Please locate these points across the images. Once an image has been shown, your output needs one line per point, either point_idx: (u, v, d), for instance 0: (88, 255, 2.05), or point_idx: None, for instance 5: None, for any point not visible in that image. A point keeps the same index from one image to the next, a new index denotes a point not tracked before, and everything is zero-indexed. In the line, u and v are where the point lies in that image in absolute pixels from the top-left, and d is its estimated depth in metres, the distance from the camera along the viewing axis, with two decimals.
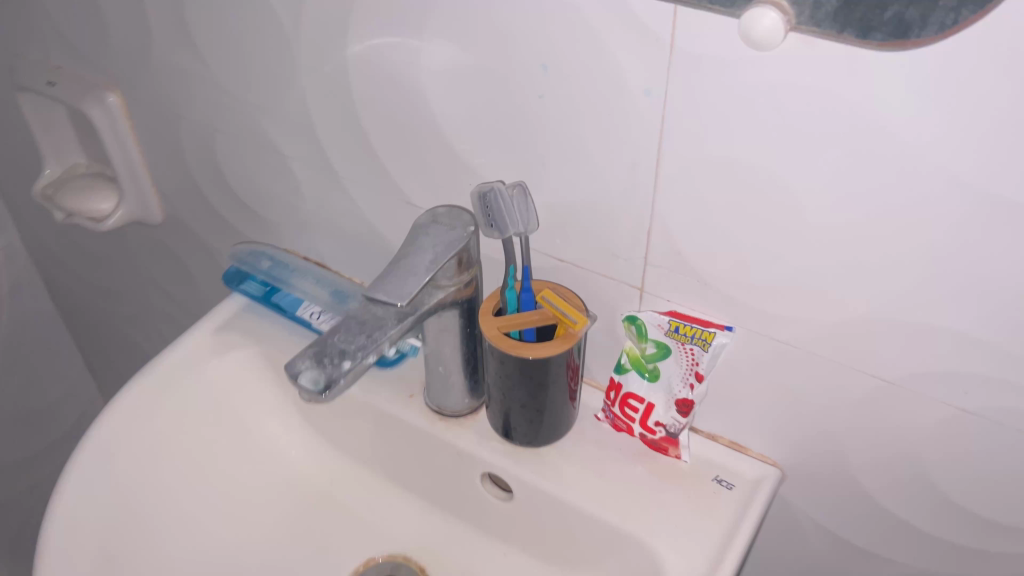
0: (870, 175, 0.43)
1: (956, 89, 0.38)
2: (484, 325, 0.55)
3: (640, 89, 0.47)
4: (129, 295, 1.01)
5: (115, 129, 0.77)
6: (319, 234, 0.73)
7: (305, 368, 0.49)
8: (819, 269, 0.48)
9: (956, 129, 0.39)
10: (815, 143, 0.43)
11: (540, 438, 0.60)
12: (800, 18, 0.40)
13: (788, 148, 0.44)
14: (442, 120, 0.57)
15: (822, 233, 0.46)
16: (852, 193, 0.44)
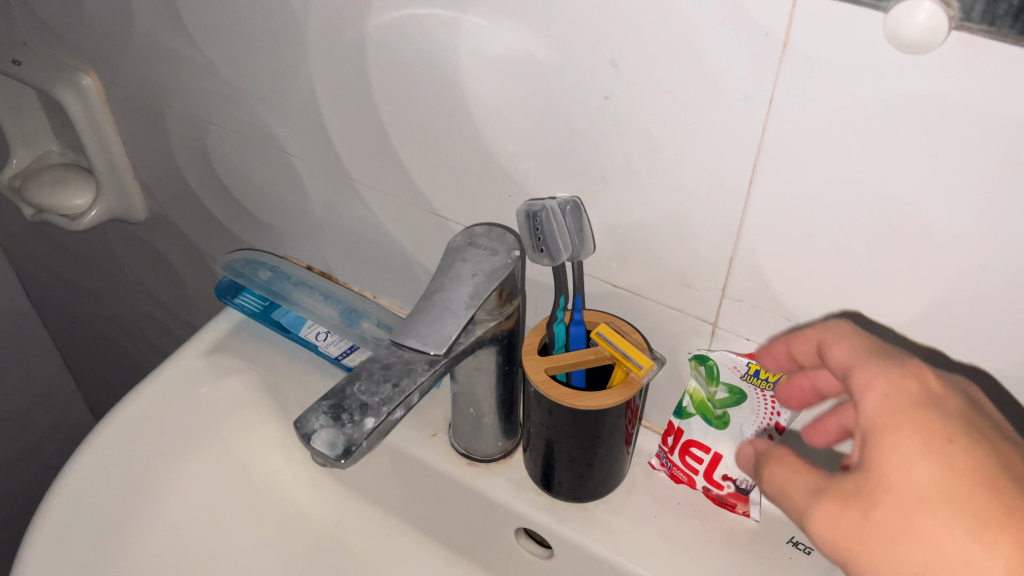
0: None
1: None
2: (528, 365, 0.47)
3: (736, 94, 0.38)
4: (111, 296, 0.91)
5: (92, 117, 0.68)
6: (329, 244, 0.64)
7: (319, 428, 0.41)
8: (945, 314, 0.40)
9: None
10: (966, 168, 0.35)
11: (588, 492, 0.52)
12: (973, 15, 0.31)
13: (927, 171, 0.36)
14: (480, 122, 0.48)
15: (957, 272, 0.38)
16: (1005, 228, 0.36)
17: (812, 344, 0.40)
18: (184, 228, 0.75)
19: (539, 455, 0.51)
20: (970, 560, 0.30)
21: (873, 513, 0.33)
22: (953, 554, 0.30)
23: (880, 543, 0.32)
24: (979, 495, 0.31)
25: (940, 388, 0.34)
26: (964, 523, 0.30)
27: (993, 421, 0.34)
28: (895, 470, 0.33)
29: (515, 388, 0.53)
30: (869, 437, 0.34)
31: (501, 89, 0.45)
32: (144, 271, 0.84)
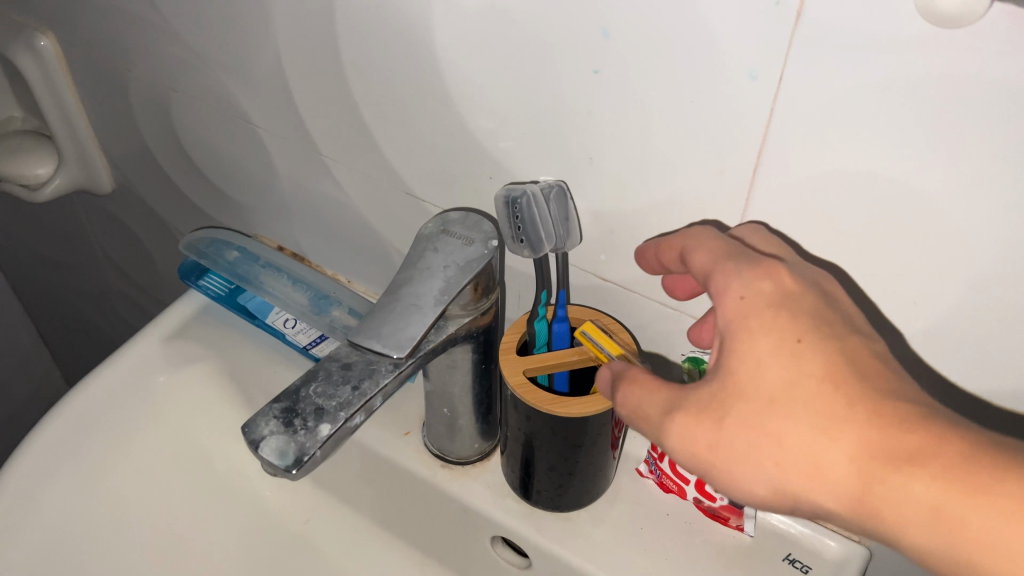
0: None
1: None
2: (506, 366, 0.43)
3: (741, 71, 0.34)
4: (83, 269, 0.87)
5: (51, 81, 0.63)
6: (307, 218, 0.60)
7: (269, 434, 0.37)
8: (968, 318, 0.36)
9: None
10: (987, 155, 0.31)
11: (569, 501, 0.48)
12: None
13: (948, 161, 0.32)
14: (459, 96, 0.43)
15: (982, 275, 0.34)
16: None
17: (676, 252, 0.37)
18: (158, 196, 0.71)
19: (517, 460, 0.47)
20: (823, 458, 0.30)
21: (725, 415, 0.32)
22: (805, 450, 0.31)
23: (732, 443, 0.32)
24: (832, 394, 0.30)
25: (794, 282, 0.33)
26: (812, 419, 0.30)
27: (844, 312, 0.33)
28: (750, 375, 0.32)
29: (494, 386, 0.49)
30: (726, 343, 0.33)
31: (481, 59, 0.41)
32: (114, 244, 0.80)
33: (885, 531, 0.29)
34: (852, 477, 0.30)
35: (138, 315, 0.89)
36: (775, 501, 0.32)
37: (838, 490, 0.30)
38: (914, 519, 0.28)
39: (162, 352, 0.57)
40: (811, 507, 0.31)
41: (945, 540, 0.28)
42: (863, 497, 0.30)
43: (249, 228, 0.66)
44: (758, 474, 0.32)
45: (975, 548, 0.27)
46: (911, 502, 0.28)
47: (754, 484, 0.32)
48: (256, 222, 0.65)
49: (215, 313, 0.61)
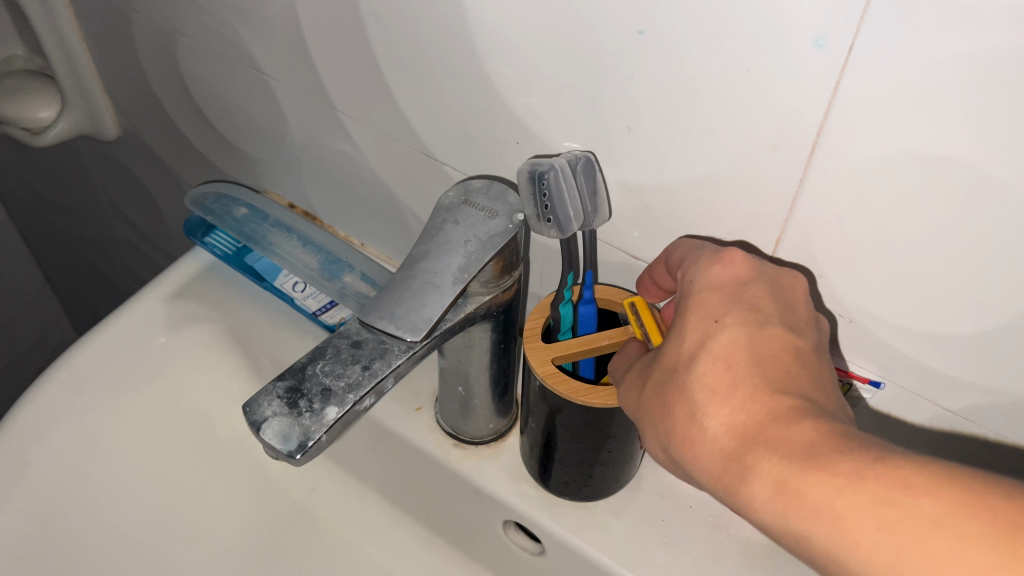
0: None
1: None
2: (532, 355, 0.41)
3: (804, 39, 0.30)
4: (92, 215, 0.85)
5: (53, 18, 0.60)
6: (320, 175, 0.57)
7: (271, 416, 0.34)
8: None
9: None
10: None
11: (589, 490, 0.46)
12: None
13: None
14: (486, 53, 0.40)
15: None
16: None
17: (664, 267, 0.38)
18: (165, 144, 0.68)
19: (539, 446, 0.45)
20: (693, 430, 0.30)
21: (643, 382, 0.34)
22: (683, 420, 0.31)
23: (643, 409, 0.33)
24: (723, 371, 0.30)
25: (748, 270, 0.33)
26: (695, 390, 0.31)
27: (787, 306, 0.33)
28: (669, 347, 0.33)
29: (511, 365, 0.46)
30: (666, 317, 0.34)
31: (515, 13, 0.37)
32: (123, 192, 0.77)
33: (740, 507, 0.29)
34: (714, 451, 0.30)
35: (143, 264, 0.87)
36: (678, 473, 0.33)
37: (706, 464, 0.30)
38: (755, 490, 0.28)
39: (165, 311, 0.55)
40: (696, 482, 0.32)
41: (779, 513, 0.27)
42: (720, 473, 0.29)
43: (259, 184, 0.63)
44: (659, 443, 0.33)
45: (801, 518, 0.27)
46: (752, 475, 0.28)
47: (660, 452, 0.33)
48: (267, 177, 0.62)
49: (222, 271, 0.59)
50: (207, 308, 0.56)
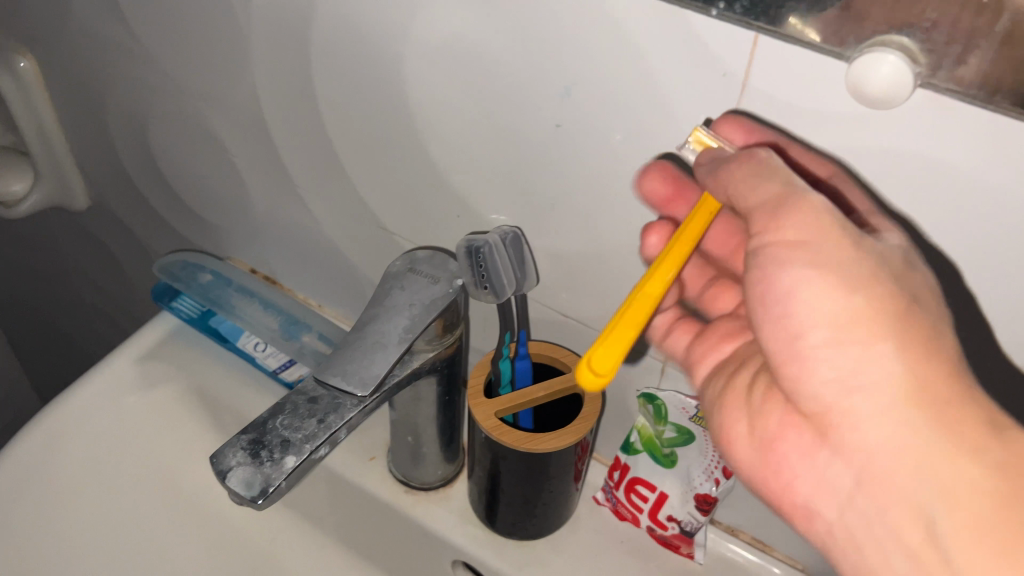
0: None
1: None
2: (477, 411, 0.45)
3: (692, 135, 0.36)
4: (57, 280, 0.88)
5: (28, 101, 0.64)
6: (280, 244, 0.62)
7: (236, 466, 0.38)
8: None
9: None
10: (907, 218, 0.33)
11: (530, 530, 0.50)
12: (939, 74, 0.28)
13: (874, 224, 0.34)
14: (427, 140, 0.46)
15: None
16: (942, 279, 0.34)
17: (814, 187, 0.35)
18: (133, 215, 0.72)
19: (486, 491, 0.49)
20: (880, 350, 0.35)
21: (844, 266, 0.34)
22: (862, 333, 0.35)
23: (817, 279, 0.35)
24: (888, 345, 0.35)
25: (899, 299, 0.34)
26: (890, 292, 0.34)
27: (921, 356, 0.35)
28: (852, 281, 0.34)
29: (456, 415, 0.51)
30: (845, 271, 0.34)
31: (450, 105, 0.43)
32: (89, 257, 0.81)
33: (831, 393, 0.37)
34: (870, 353, 0.35)
35: (111, 329, 0.90)
36: (785, 346, 0.37)
37: (885, 368, 0.35)
38: (907, 419, 0.35)
39: (135, 372, 0.58)
40: (800, 359, 0.37)
41: (878, 420, 0.36)
42: (849, 365, 0.36)
43: (222, 250, 0.68)
44: (811, 330, 0.36)
45: (903, 451, 0.36)
46: (910, 404, 0.35)
47: (784, 309, 0.36)
48: (230, 245, 0.67)
49: (188, 333, 0.63)
50: (174, 369, 0.60)
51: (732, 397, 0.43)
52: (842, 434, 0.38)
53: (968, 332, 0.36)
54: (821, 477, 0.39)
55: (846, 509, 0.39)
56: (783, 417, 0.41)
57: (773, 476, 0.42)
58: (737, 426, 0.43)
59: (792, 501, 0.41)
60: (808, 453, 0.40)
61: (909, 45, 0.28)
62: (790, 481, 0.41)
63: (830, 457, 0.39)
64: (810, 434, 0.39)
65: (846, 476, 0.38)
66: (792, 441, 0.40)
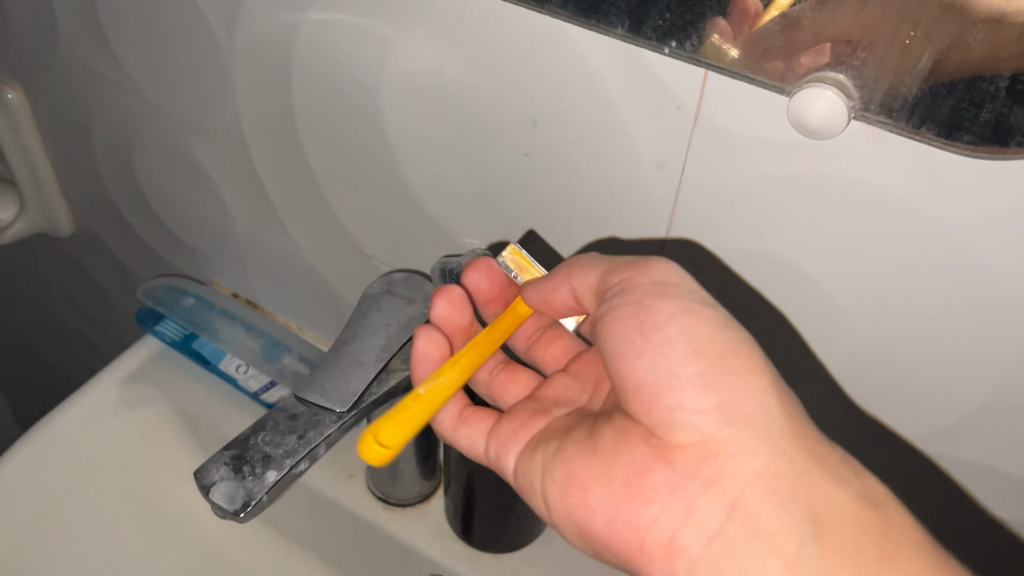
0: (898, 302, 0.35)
1: (1017, 206, 0.31)
2: (452, 426, 0.47)
3: (650, 162, 0.38)
4: (38, 305, 0.89)
5: (15, 131, 0.66)
6: (262, 268, 0.64)
7: (219, 480, 0.40)
8: (842, 367, 0.42)
9: (1007, 243, 0.32)
10: (848, 239, 0.36)
11: (504, 544, 0.52)
12: (872, 106, 0.31)
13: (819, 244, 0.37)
14: (404, 168, 0.48)
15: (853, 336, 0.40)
16: (882, 294, 0.37)
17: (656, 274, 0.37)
18: (118, 240, 0.74)
19: (462, 505, 0.51)
20: (746, 384, 0.37)
21: (702, 319, 0.37)
22: (731, 365, 0.37)
23: (675, 337, 0.37)
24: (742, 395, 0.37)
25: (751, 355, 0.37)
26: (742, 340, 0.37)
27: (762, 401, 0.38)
28: (705, 343, 0.37)
29: (432, 433, 0.53)
30: (695, 334, 0.37)
31: (426, 134, 0.45)
32: (71, 282, 0.82)
33: (710, 431, 0.37)
34: (735, 401, 0.37)
35: (93, 353, 0.91)
36: (657, 379, 0.37)
37: (763, 402, 0.37)
38: (779, 449, 0.37)
39: (119, 394, 0.60)
40: (672, 391, 0.37)
41: (725, 457, 0.37)
42: (726, 399, 0.37)
43: (204, 274, 0.70)
44: (680, 364, 0.37)
45: (765, 475, 0.37)
46: (782, 433, 0.37)
47: (642, 347, 0.38)
48: (213, 269, 0.68)
49: (171, 356, 0.64)
50: (159, 390, 0.61)
51: (574, 450, 0.41)
52: (707, 469, 0.37)
53: (907, 343, 0.38)
54: (690, 511, 0.37)
55: (712, 550, 0.37)
56: (644, 455, 0.39)
57: (624, 527, 0.38)
58: (581, 474, 0.40)
59: (648, 559, 0.38)
60: (685, 511, 0.37)
61: (845, 82, 0.31)
62: (659, 532, 0.38)
63: (700, 501, 0.37)
64: (679, 474, 0.38)
65: (718, 513, 0.37)
66: (642, 498, 0.38)
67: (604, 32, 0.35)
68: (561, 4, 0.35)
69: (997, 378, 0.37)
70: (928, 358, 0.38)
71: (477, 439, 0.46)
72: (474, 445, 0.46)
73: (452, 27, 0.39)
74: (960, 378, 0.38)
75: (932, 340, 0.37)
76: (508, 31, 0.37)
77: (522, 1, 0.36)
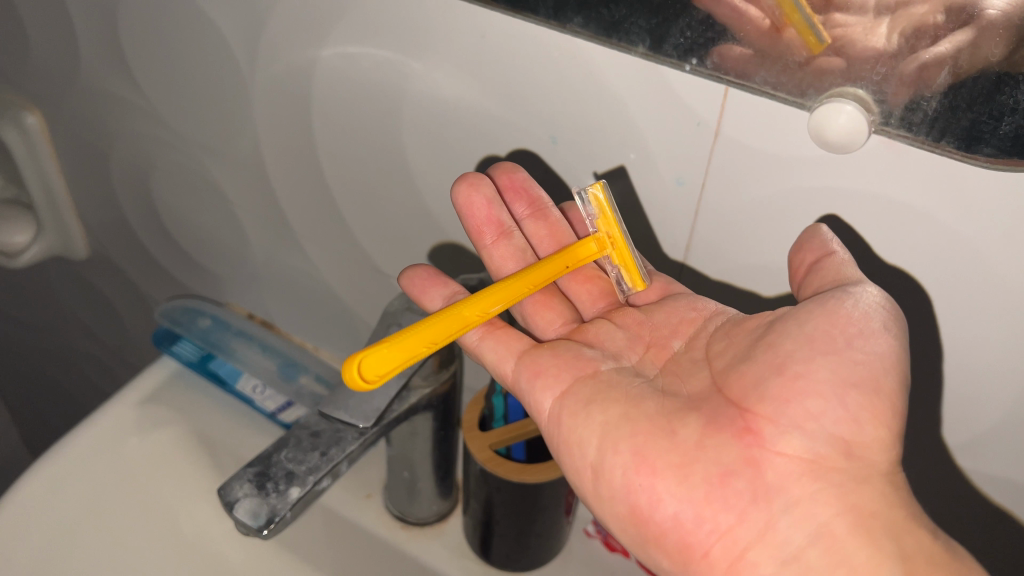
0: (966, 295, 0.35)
1: None
2: (472, 443, 0.47)
3: (670, 177, 0.39)
4: (52, 331, 0.89)
5: (34, 154, 0.67)
6: (277, 289, 0.64)
7: (243, 497, 0.40)
8: None
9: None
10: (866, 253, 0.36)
11: (524, 563, 0.53)
12: (889, 120, 0.32)
13: None
14: (422, 187, 0.49)
15: None
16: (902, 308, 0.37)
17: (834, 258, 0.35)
18: (132, 262, 0.74)
19: (481, 523, 0.51)
20: (879, 434, 0.34)
21: (894, 363, 0.34)
22: (885, 406, 0.34)
23: (818, 337, 0.34)
24: (879, 437, 0.34)
25: (894, 399, 0.34)
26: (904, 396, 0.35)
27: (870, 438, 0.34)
28: (869, 366, 0.34)
29: (450, 451, 0.53)
30: (856, 347, 0.34)
31: (444, 155, 0.46)
32: (86, 307, 0.83)
33: (822, 452, 0.34)
34: (871, 436, 0.34)
35: (104, 376, 0.91)
36: (796, 378, 0.34)
37: (885, 443, 0.34)
38: (872, 489, 0.34)
39: (137, 416, 0.60)
40: (803, 398, 0.34)
41: (826, 484, 0.34)
42: (858, 433, 0.34)
43: (220, 296, 0.70)
44: (855, 383, 0.34)
45: (857, 511, 0.33)
46: (883, 477, 0.34)
47: (836, 350, 0.34)
48: (229, 290, 0.69)
49: (188, 377, 0.64)
50: (175, 411, 0.61)
51: (650, 430, 0.37)
52: (799, 487, 0.34)
53: (927, 357, 0.39)
54: (772, 528, 0.34)
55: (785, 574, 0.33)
56: (735, 458, 0.35)
57: (695, 526, 0.35)
58: (654, 458, 0.36)
59: (707, 568, 0.35)
60: (762, 527, 0.34)
61: (865, 96, 0.32)
62: (732, 541, 0.34)
63: (782, 521, 0.34)
64: (768, 486, 0.34)
65: (801, 535, 0.33)
66: (721, 502, 0.34)
67: (624, 51, 0.35)
68: (583, 24, 0.35)
69: (1016, 392, 0.37)
70: (945, 374, 0.39)
71: (505, 357, 0.42)
72: (501, 362, 0.42)
73: (474, 51, 0.40)
74: (976, 395, 0.39)
75: (947, 356, 0.38)
76: (529, 53, 0.38)
77: (543, 21, 0.36)
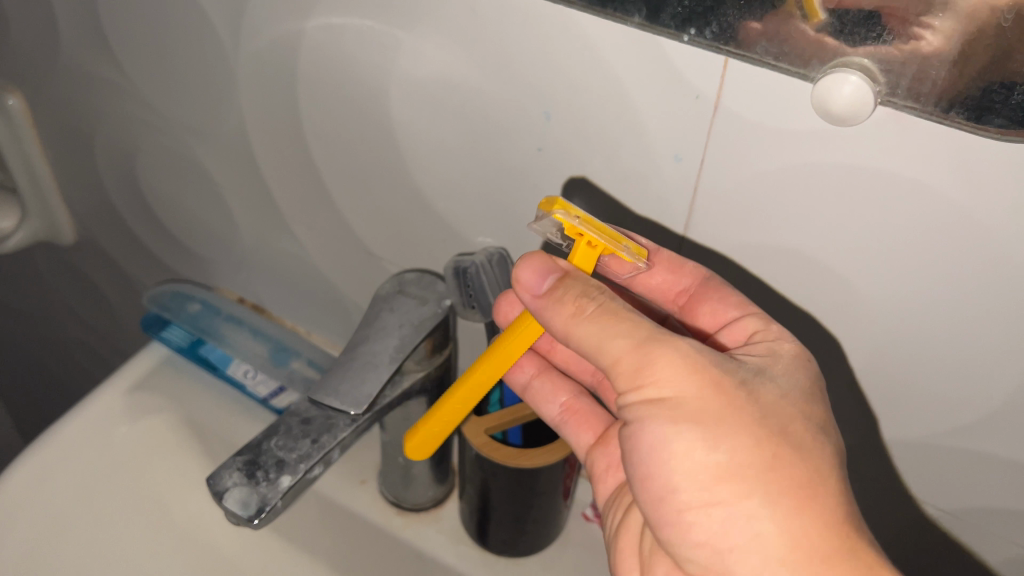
0: (975, 273, 0.34)
1: None
2: (468, 428, 0.46)
3: (669, 154, 0.38)
4: (39, 318, 0.88)
5: (17, 138, 0.65)
6: (268, 274, 0.63)
7: (232, 486, 0.39)
8: (867, 365, 0.41)
9: None
10: (867, 235, 0.35)
11: (523, 547, 0.52)
12: (897, 90, 0.30)
13: (838, 242, 0.37)
14: (414, 165, 0.47)
15: (875, 333, 0.39)
16: (906, 286, 0.36)
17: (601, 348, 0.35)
18: (119, 247, 0.73)
19: (478, 509, 0.50)
20: (749, 522, 0.33)
21: (744, 450, 0.33)
22: (732, 498, 0.33)
23: (661, 460, 0.34)
24: (744, 519, 0.33)
25: (750, 487, 0.33)
26: (756, 445, 0.33)
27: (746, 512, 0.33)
28: (709, 465, 0.33)
29: (445, 436, 0.52)
30: (692, 454, 0.33)
31: (436, 132, 0.44)
32: (74, 292, 0.82)
33: (711, 558, 0.35)
34: (740, 516, 0.33)
35: (94, 362, 0.90)
36: (656, 505, 0.36)
37: (757, 530, 0.33)
38: None
39: (125, 404, 0.59)
40: (672, 520, 0.35)
41: None
42: (723, 526, 0.34)
43: (210, 280, 0.69)
44: (673, 490, 0.34)
45: None
46: (787, 563, 0.33)
47: (674, 466, 0.34)
48: (219, 275, 0.68)
49: (177, 363, 0.63)
50: (165, 398, 0.60)
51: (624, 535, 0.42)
52: None
53: (931, 338, 0.38)
54: None
55: None
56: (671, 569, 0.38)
57: None
58: (625, 556, 0.42)
59: None
60: None
61: (870, 66, 0.30)
62: None
63: None
64: None
65: None
66: None
67: (619, 21, 0.34)
68: None
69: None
70: (952, 354, 0.38)
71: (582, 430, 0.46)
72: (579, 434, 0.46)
73: (464, 22, 0.38)
74: (980, 375, 0.38)
75: (953, 335, 0.37)
76: (519, 25, 0.37)
77: None
